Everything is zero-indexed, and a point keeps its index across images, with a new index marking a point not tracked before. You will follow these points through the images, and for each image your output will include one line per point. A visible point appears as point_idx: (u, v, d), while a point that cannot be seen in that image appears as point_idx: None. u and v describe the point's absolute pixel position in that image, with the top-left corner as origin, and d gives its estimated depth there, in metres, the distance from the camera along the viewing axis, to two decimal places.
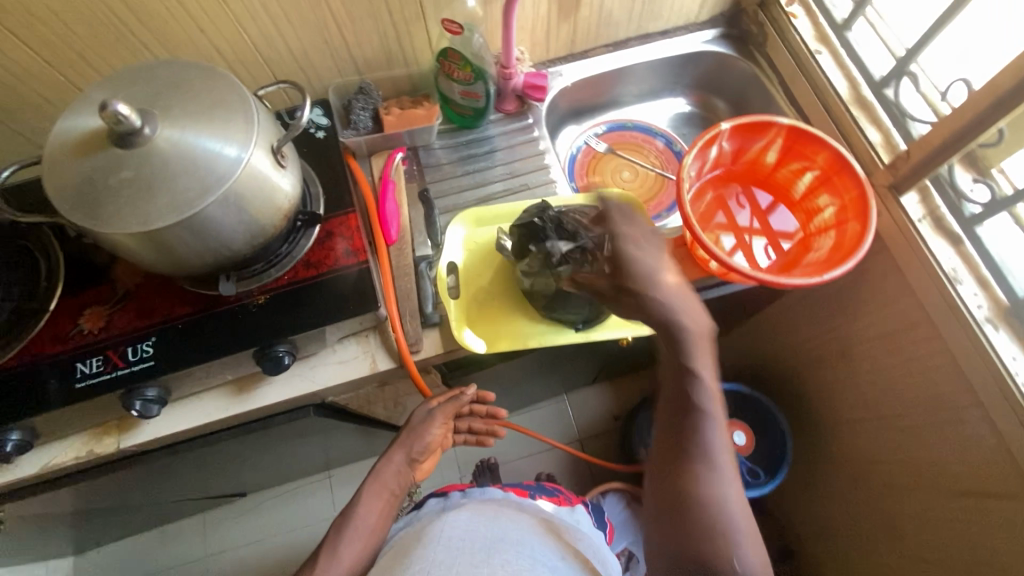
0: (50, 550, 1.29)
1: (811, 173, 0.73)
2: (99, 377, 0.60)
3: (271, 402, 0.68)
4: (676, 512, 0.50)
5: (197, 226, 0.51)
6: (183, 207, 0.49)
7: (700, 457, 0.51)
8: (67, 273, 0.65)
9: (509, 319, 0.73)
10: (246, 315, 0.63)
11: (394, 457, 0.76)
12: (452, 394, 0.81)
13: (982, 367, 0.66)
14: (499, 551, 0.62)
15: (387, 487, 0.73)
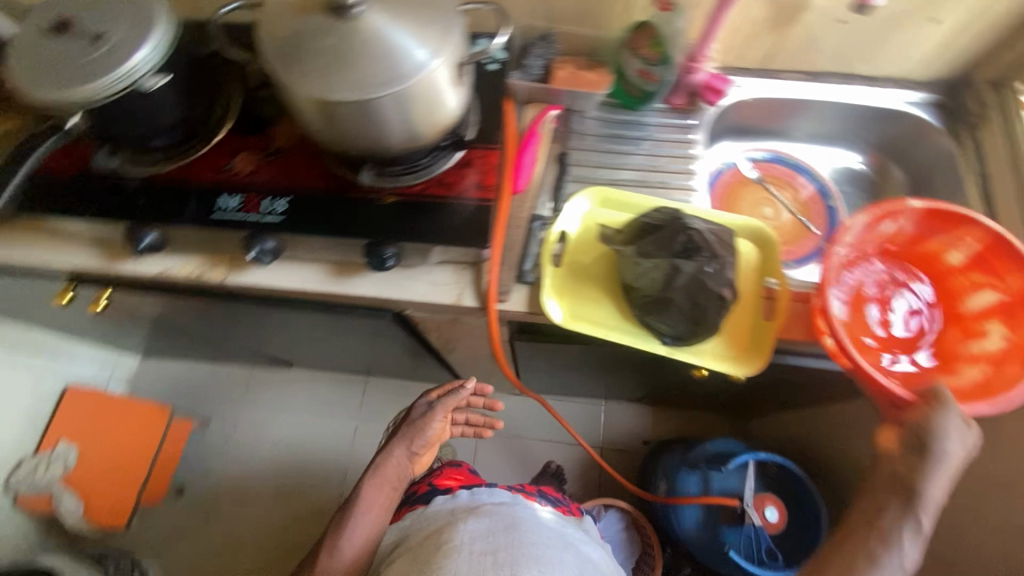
0: (132, 343, 1.48)
1: (989, 292, 0.66)
2: (235, 214, 0.66)
3: (361, 294, 0.72)
4: None
5: (367, 112, 0.54)
6: (364, 90, 0.52)
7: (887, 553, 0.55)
8: (237, 115, 0.70)
9: (597, 306, 0.71)
10: (372, 209, 0.67)
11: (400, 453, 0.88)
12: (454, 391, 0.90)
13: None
14: (521, 566, 0.71)
15: (387, 482, 0.86)
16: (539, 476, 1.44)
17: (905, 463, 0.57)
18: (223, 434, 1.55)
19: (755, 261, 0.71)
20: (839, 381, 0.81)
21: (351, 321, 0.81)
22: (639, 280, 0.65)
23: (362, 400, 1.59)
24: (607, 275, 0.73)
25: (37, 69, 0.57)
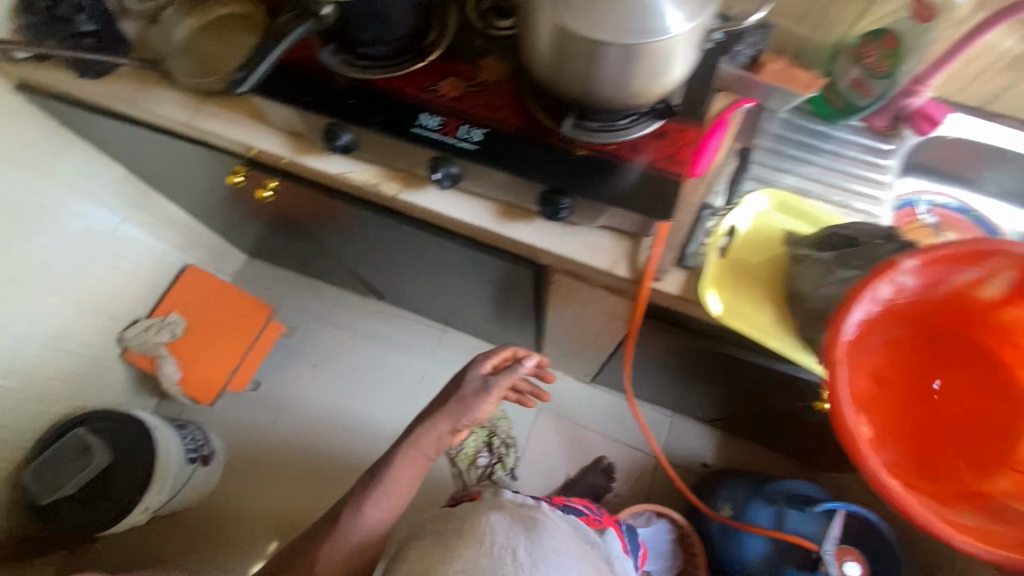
0: (248, 239, 1.58)
1: None
2: (432, 133, 0.68)
3: (519, 237, 0.74)
4: None
5: (609, 57, 0.56)
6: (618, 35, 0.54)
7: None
8: (450, 41, 0.72)
9: (755, 309, 0.69)
10: (561, 157, 0.67)
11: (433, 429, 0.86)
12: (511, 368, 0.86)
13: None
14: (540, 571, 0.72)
15: (411, 458, 0.85)
16: (588, 468, 1.47)
17: None
18: (305, 344, 1.64)
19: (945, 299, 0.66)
20: None
21: (492, 263, 0.84)
22: (821, 288, 0.63)
23: (437, 348, 1.64)
24: (772, 277, 0.71)
25: None
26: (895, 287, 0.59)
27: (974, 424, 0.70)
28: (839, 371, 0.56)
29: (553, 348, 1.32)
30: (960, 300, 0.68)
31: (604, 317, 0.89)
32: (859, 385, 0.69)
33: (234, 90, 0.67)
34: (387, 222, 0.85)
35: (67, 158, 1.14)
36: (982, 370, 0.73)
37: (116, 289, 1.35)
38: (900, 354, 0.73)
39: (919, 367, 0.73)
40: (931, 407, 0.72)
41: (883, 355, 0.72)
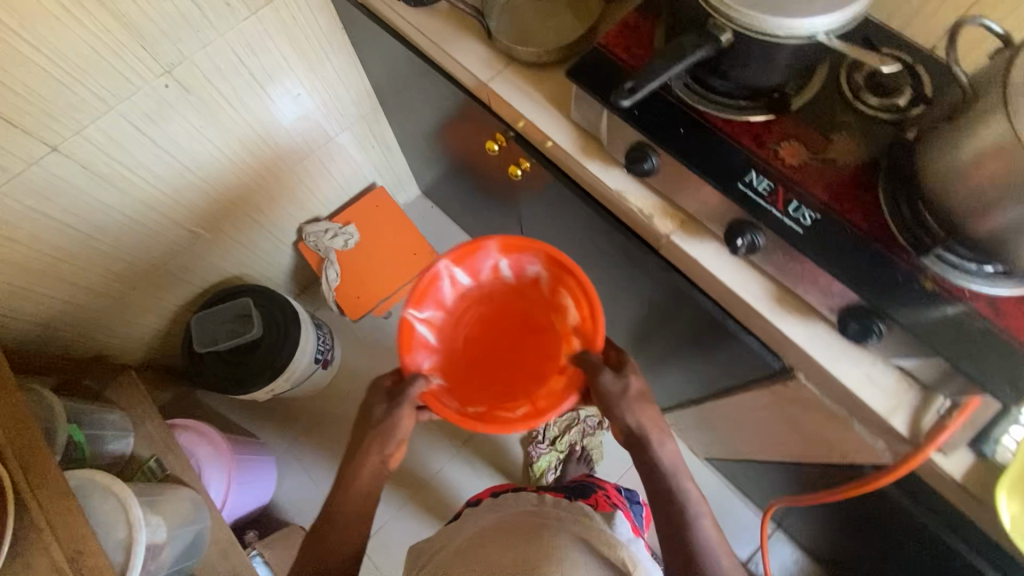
0: (434, 180, 1.61)
1: (541, 271, 0.95)
2: (756, 197, 0.61)
3: (787, 334, 0.66)
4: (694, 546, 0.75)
5: None
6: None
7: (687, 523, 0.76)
8: (808, 102, 0.64)
9: None
10: (902, 285, 0.57)
11: (364, 464, 0.83)
12: (400, 402, 0.85)
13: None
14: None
15: (365, 484, 0.83)
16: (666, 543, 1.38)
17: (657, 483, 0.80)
18: None
19: None
20: None
21: (725, 337, 0.77)
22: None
23: None
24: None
25: None
26: (436, 305, 0.95)
27: (513, 347, 0.99)
28: (410, 352, 0.90)
29: (692, 414, 1.24)
30: (492, 289, 0.99)
31: (811, 439, 0.80)
32: (451, 348, 0.97)
33: (620, 102, 0.62)
34: (632, 250, 0.81)
35: (334, 57, 1.20)
36: (529, 313, 1.00)
37: (316, 184, 1.43)
38: (460, 303, 0.98)
39: (519, 318, 1.00)
40: (496, 334, 1.00)
41: (472, 310, 0.99)
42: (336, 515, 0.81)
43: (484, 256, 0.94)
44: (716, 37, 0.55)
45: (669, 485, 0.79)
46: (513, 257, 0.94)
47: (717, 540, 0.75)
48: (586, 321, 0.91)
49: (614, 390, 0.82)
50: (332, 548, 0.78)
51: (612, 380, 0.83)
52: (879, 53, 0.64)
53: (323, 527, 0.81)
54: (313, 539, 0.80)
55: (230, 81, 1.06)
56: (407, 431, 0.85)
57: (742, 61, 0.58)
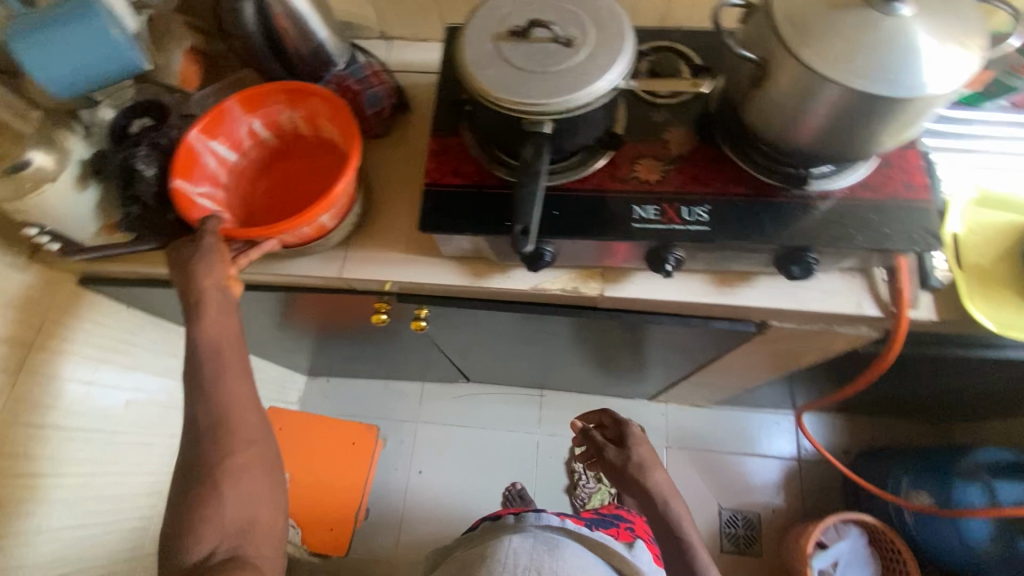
0: (314, 359, 1.45)
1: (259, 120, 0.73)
2: (655, 224, 0.63)
3: (750, 305, 0.69)
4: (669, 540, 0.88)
5: (884, 114, 0.51)
6: (921, 86, 0.49)
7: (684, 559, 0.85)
8: (625, 123, 0.68)
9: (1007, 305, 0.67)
10: (803, 214, 0.63)
11: (208, 274, 0.62)
12: (207, 248, 0.63)
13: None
14: None
15: (213, 312, 0.62)
16: (736, 493, 1.44)
17: (643, 501, 0.92)
18: (402, 451, 1.52)
19: None
20: None
21: (697, 331, 0.79)
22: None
23: (540, 414, 1.56)
24: (1007, 282, 0.68)
25: (513, 72, 0.54)
26: (230, 143, 0.72)
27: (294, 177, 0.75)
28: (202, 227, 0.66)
29: (683, 384, 1.28)
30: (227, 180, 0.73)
31: (803, 353, 0.86)
32: (255, 217, 0.73)
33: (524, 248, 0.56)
34: (574, 318, 0.79)
35: (136, 337, 1.00)
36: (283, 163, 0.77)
37: None
38: (253, 164, 0.76)
39: (297, 156, 0.76)
40: (282, 176, 0.75)
41: (261, 183, 0.75)
42: (216, 378, 0.60)
43: (241, 115, 0.72)
44: (540, 130, 0.55)
45: (678, 540, 0.87)
46: (239, 144, 0.74)
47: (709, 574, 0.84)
48: (339, 119, 0.70)
49: (620, 458, 0.97)
50: (240, 449, 0.60)
51: (618, 454, 0.98)
52: (643, 54, 0.69)
53: (210, 429, 0.59)
54: (192, 426, 0.60)
55: (42, 458, 0.83)
56: (238, 297, 0.64)
57: (568, 133, 0.58)
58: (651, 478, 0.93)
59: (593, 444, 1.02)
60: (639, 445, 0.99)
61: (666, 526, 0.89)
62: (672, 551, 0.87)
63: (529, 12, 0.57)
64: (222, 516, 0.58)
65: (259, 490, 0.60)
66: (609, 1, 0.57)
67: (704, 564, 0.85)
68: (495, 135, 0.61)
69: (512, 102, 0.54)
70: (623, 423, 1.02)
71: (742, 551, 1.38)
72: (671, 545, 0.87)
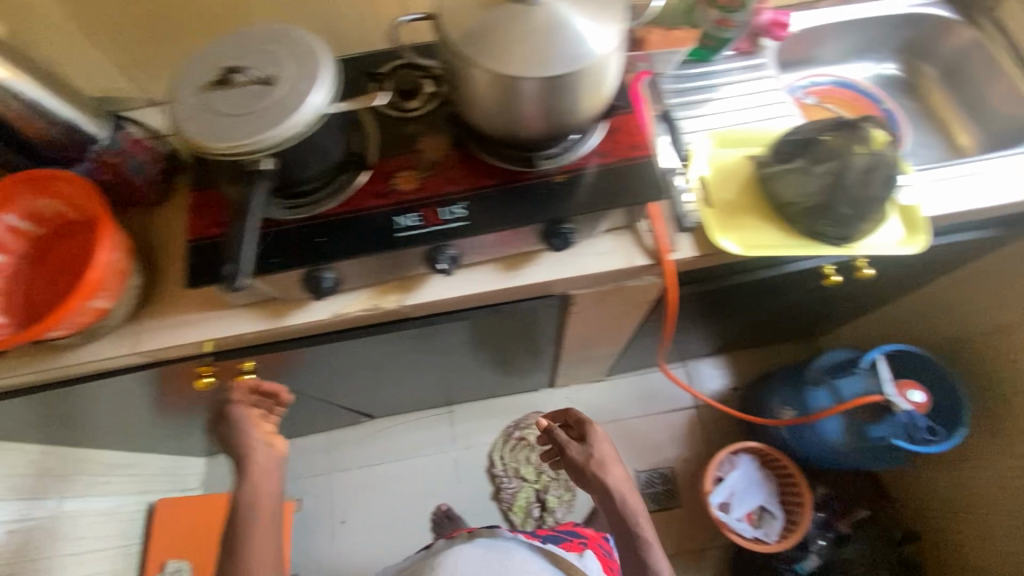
0: (202, 438, 1.39)
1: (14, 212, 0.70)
2: (417, 229, 0.66)
3: (538, 281, 0.74)
4: (631, 552, 0.88)
5: (552, 92, 0.57)
6: (567, 61, 0.55)
7: (643, 566, 0.87)
8: (376, 142, 0.71)
9: (750, 228, 0.75)
10: (548, 190, 0.68)
11: (252, 437, 0.78)
12: (240, 419, 0.78)
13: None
14: None
15: (254, 473, 0.77)
16: (649, 454, 1.50)
17: (606, 504, 0.91)
18: (322, 506, 1.48)
19: None
20: (944, 252, 0.92)
21: (512, 315, 0.83)
22: (808, 188, 0.70)
23: (452, 431, 1.56)
24: (751, 207, 0.76)
25: (217, 119, 0.56)
26: None
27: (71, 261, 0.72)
28: None
29: (565, 365, 1.33)
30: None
31: (625, 311, 0.93)
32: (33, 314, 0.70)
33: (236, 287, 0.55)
34: (393, 334, 0.80)
35: None
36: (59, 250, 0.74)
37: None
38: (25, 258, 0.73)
39: (68, 239, 0.73)
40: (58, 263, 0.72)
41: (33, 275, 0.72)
42: (246, 530, 0.74)
43: None
44: (257, 169, 0.57)
45: (639, 549, 0.88)
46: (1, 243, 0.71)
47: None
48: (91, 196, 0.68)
49: (578, 452, 0.93)
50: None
51: (579, 451, 0.93)
52: (382, 76, 0.74)
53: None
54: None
55: None
56: (280, 448, 0.81)
57: (300, 164, 0.61)
58: (611, 479, 0.90)
59: (553, 441, 0.96)
60: (599, 439, 0.94)
61: (627, 532, 0.89)
62: (631, 552, 0.88)
63: (229, 57, 0.59)
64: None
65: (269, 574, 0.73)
66: (304, 34, 0.60)
67: (661, 567, 0.87)
68: (228, 188, 0.63)
69: (219, 147, 0.55)
70: (584, 417, 0.96)
71: (665, 507, 1.44)
72: (631, 554, 0.88)
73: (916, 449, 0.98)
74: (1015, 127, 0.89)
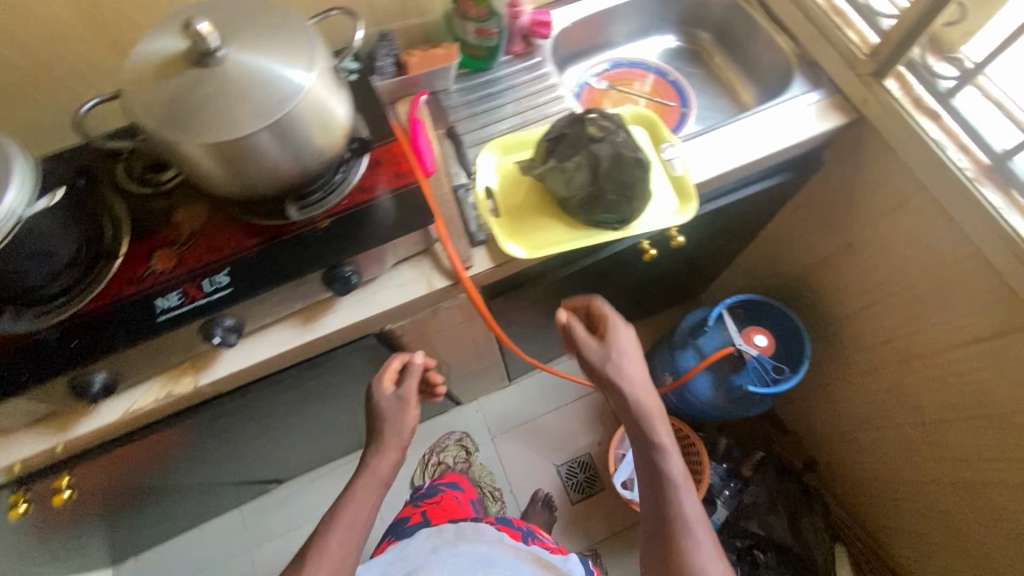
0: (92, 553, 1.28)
1: None
2: (181, 308, 0.63)
3: (339, 328, 0.72)
4: (657, 485, 0.73)
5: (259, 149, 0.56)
6: (254, 118, 0.53)
7: (671, 498, 0.71)
8: (131, 226, 0.67)
9: (536, 229, 0.77)
10: (313, 239, 0.66)
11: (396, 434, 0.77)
12: (407, 392, 0.78)
13: (985, 228, 0.73)
14: None
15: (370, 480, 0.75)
16: (566, 448, 1.51)
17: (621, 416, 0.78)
18: None
19: (645, 136, 0.83)
20: (748, 205, 0.97)
21: (338, 364, 0.80)
22: (573, 183, 0.72)
23: None
24: (537, 209, 0.79)
25: None
26: None
27: None
28: None
29: (456, 383, 1.32)
30: None
31: (465, 329, 0.92)
32: None
33: None
34: (206, 415, 0.75)
35: None
36: None
37: None
38: None
39: None
40: None
41: None
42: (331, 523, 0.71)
43: None
44: None
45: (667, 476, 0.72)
46: None
47: (696, 518, 0.70)
48: None
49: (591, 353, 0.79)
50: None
51: (597, 351, 0.78)
52: (131, 155, 0.71)
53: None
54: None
55: None
56: (380, 479, 0.76)
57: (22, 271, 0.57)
58: (629, 385, 0.76)
59: (569, 338, 0.82)
60: (617, 329, 0.80)
61: (651, 455, 0.74)
62: (654, 482, 0.73)
63: None
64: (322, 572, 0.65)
65: (327, 564, 0.66)
66: None
67: (688, 504, 0.71)
68: None
69: None
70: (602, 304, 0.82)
71: (590, 494, 1.46)
72: (654, 488, 0.73)
73: (770, 391, 1.03)
74: (780, 78, 0.95)
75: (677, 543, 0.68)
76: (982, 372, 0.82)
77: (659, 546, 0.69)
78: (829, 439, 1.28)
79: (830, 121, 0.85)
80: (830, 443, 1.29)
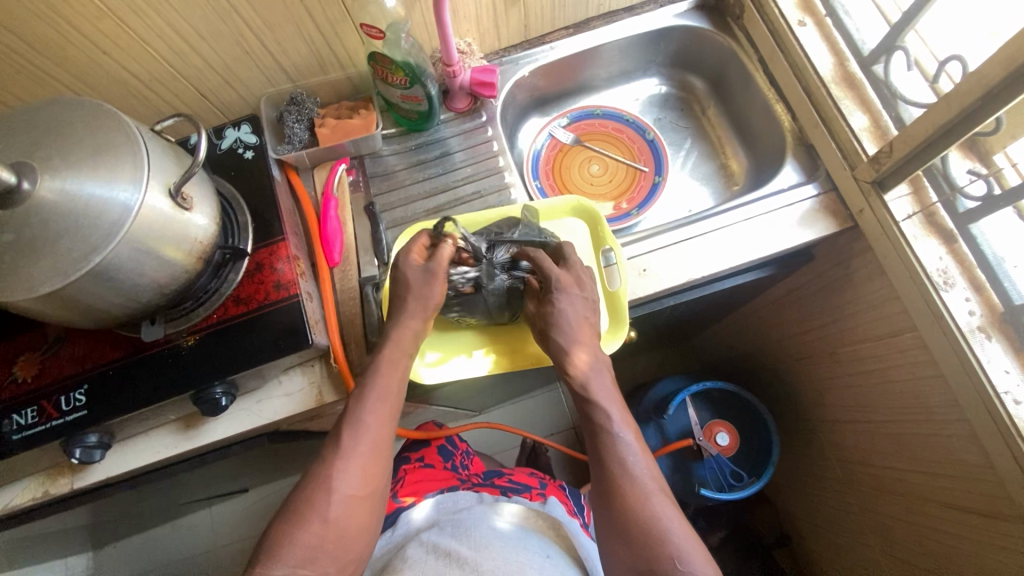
0: None
1: None
2: (35, 428, 0.59)
3: (217, 440, 0.66)
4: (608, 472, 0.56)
5: (79, 297, 0.48)
6: (57, 274, 0.45)
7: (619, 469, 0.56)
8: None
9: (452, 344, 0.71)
10: (182, 356, 0.61)
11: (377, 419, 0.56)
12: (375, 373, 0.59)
13: (976, 397, 0.59)
14: (477, 556, 0.58)
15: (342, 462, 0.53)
16: None
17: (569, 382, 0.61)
18: None
19: (588, 235, 0.74)
20: (715, 297, 0.83)
21: (232, 454, 0.76)
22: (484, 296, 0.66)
23: None
24: (448, 349, 0.71)
25: None
26: None
27: None
28: None
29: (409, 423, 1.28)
30: None
31: None
32: None
33: None
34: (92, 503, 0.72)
35: None
36: None
37: None
38: None
39: None
40: None
41: None
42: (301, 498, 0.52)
43: None
44: None
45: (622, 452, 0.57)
46: None
47: (655, 490, 0.55)
48: None
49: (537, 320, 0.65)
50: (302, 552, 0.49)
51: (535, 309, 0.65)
52: None
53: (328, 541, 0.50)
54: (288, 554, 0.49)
55: None
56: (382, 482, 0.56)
57: None
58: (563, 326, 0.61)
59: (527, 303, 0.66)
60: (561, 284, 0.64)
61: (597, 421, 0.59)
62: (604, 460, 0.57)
63: None
64: (346, 493, 0.52)
65: (355, 481, 0.53)
66: None
67: (643, 475, 0.55)
68: None
69: None
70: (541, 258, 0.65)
71: None
72: (604, 469, 0.57)
73: (728, 495, 0.93)
74: (773, 153, 0.79)
75: (628, 515, 0.53)
76: (957, 540, 0.70)
77: (612, 527, 0.54)
78: (795, 529, 1.18)
79: (816, 228, 0.70)
80: (794, 533, 1.18)
